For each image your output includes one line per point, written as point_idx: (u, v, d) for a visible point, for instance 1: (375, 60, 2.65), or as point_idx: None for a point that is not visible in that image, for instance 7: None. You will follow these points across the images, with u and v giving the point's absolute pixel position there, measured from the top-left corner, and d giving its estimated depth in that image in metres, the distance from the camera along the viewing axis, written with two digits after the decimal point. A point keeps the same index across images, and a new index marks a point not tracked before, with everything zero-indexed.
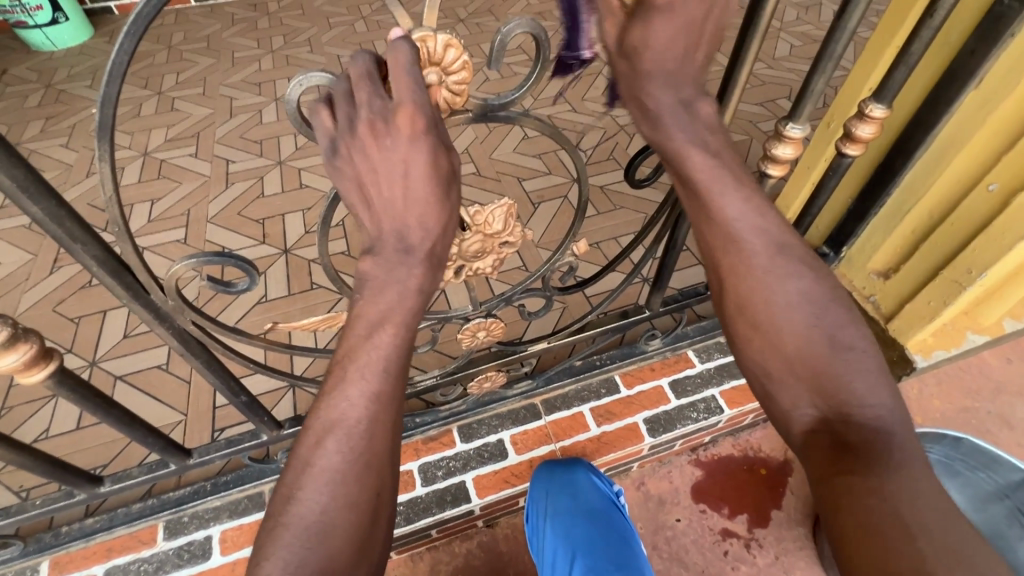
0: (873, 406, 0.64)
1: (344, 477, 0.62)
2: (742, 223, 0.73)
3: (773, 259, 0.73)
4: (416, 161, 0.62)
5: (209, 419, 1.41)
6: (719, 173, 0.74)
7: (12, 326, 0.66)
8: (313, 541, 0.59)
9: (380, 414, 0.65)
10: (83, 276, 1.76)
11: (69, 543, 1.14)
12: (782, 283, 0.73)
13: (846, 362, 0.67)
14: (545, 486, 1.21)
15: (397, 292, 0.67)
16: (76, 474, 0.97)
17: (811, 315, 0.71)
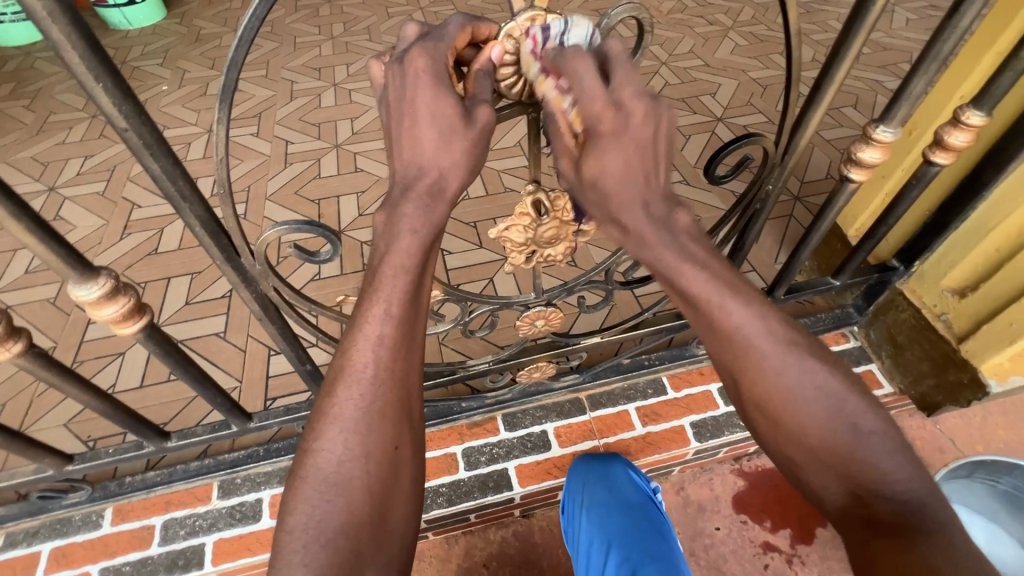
0: (892, 486, 0.62)
1: (358, 428, 0.60)
2: (710, 282, 0.65)
3: (760, 327, 0.65)
4: (422, 98, 0.60)
5: (262, 387, 1.46)
6: (665, 239, 0.66)
7: (115, 279, 0.70)
8: (331, 494, 0.58)
9: (391, 364, 0.62)
10: (150, 243, 1.85)
11: (131, 493, 1.19)
12: (781, 353, 0.66)
13: (857, 436, 0.64)
14: (580, 477, 1.15)
15: (387, 261, 0.63)
16: (147, 427, 1.02)
17: (815, 388, 0.65)
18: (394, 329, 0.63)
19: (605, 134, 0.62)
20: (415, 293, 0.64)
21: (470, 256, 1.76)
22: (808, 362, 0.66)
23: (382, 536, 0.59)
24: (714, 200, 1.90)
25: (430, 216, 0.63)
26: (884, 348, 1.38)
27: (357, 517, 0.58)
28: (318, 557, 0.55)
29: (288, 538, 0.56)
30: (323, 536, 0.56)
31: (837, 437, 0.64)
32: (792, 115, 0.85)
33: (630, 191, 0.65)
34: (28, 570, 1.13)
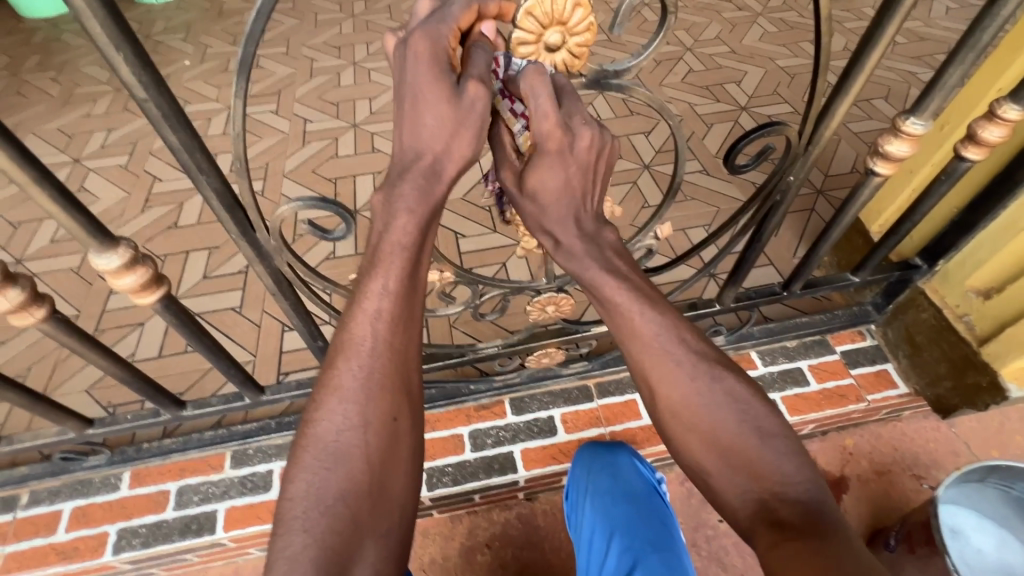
0: (790, 487, 0.60)
1: (357, 399, 0.61)
2: (626, 290, 0.69)
3: (671, 335, 0.68)
4: (419, 83, 0.60)
5: (276, 362, 1.49)
6: (590, 252, 0.71)
7: (134, 249, 0.71)
8: (329, 463, 0.59)
9: (392, 340, 0.63)
10: (170, 217, 1.88)
11: (148, 459, 1.23)
12: (687, 360, 0.68)
13: (764, 438, 0.63)
14: (585, 467, 1.18)
15: (384, 240, 0.64)
16: (164, 395, 1.05)
17: (721, 393, 0.66)
18: (392, 304, 0.63)
19: (551, 151, 0.66)
20: (414, 270, 0.64)
21: (484, 240, 1.76)
22: (712, 370, 0.68)
23: (380, 508, 0.59)
24: (734, 191, 1.87)
25: (427, 194, 0.63)
26: (901, 348, 1.35)
27: (355, 485, 0.59)
28: (319, 522, 0.56)
29: (289, 504, 0.57)
30: (323, 503, 0.57)
31: (743, 440, 0.64)
32: (817, 104, 0.82)
33: (567, 203, 0.70)
34: (50, 527, 1.18)
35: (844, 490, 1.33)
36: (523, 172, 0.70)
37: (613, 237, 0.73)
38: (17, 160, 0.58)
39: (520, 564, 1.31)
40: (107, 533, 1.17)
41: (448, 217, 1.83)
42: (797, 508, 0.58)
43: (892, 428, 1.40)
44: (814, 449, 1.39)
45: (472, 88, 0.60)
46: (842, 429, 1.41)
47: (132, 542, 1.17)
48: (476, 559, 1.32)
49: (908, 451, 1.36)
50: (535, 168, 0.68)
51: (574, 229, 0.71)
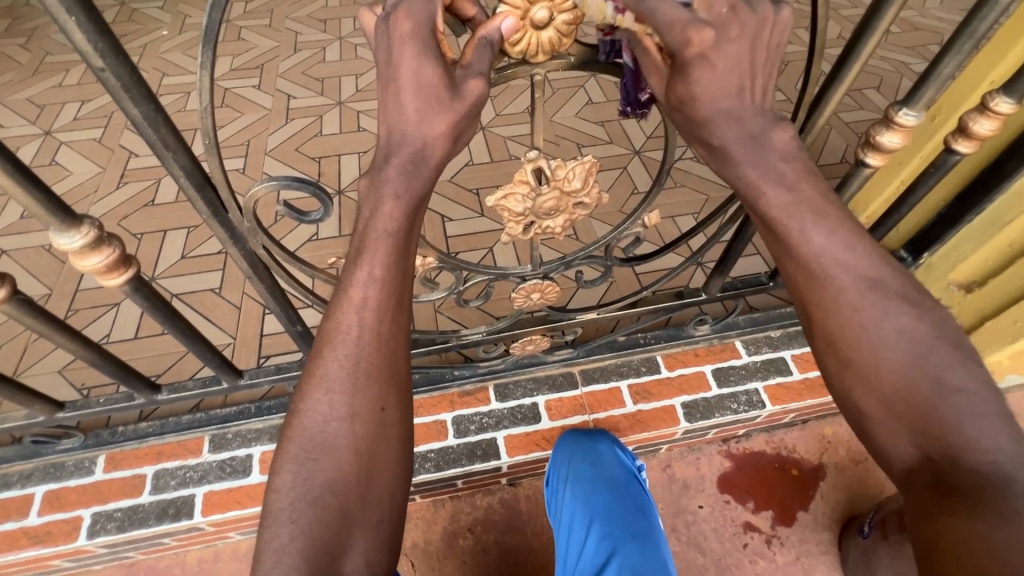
0: (970, 448, 0.56)
1: (343, 388, 0.60)
2: (786, 198, 0.63)
3: (843, 266, 0.63)
4: (404, 63, 0.56)
5: (256, 345, 1.46)
6: (754, 154, 0.63)
7: (99, 229, 0.68)
8: (316, 453, 0.58)
9: (380, 326, 0.61)
10: (147, 193, 1.82)
11: (123, 443, 1.21)
12: (867, 291, 0.62)
13: (945, 387, 0.58)
14: (566, 453, 1.16)
15: (371, 227, 0.61)
16: (138, 378, 1.02)
17: (896, 331, 0.61)
18: (379, 292, 0.61)
19: (691, 50, 0.57)
20: (404, 258, 0.62)
21: (471, 224, 1.73)
22: (886, 300, 0.62)
23: (368, 499, 0.58)
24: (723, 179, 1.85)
25: (412, 183, 0.60)
26: None
27: (343, 476, 0.58)
28: (305, 514, 0.55)
29: (274, 496, 0.56)
30: (310, 494, 0.56)
31: (917, 384, 0.59)
32: (811, 92, 0.80)
33: (728, 101, 0.60)
34: (22, 511, 1.15)
35: (822, 477, 1.39)
36: (670, 77, 0.61)
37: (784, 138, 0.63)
38: None
39: (501, 549, 1.32)
40: (81, 518, 1.15)
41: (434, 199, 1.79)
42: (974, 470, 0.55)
43: None
44: (793, 438, 1.44)
45: (465, 78, 0.58)
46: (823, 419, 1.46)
47: (107, 526, 1.15)
48: (458, 543, 1.32)
49: None
50: (682, 72, 0.59)
51: (738, 130, 0.62)
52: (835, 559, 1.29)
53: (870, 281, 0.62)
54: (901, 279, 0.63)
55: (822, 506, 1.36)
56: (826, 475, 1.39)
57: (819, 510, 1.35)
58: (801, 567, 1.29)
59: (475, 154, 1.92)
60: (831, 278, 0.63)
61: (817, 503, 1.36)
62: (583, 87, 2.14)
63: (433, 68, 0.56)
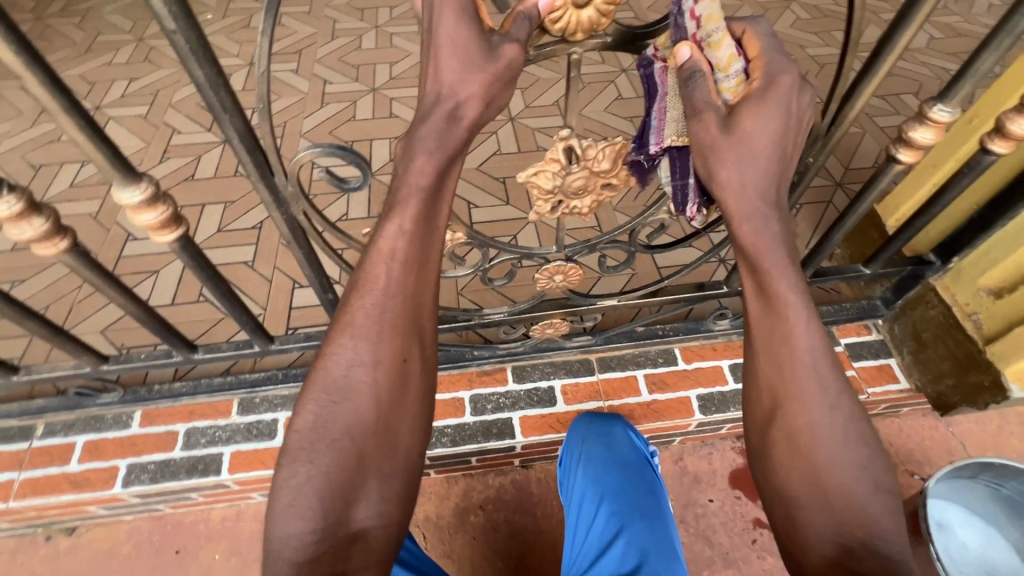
0: (880, 538, 0.61)
1: (369, 337, 0.63)
2: (793, 285, 0.65)
3: (821, 363, 0.66)
4: (445, 28, 0.60)
5: (285, 317, 1.52)
6: (768, 225, 0.67)
7: (156, 187, 0.73)
8: (338, 397, 0.62)
9: (406, 283, 0.65)
10: (188, 169, 1.90)
11: (158, 400, 1.27)
12: (836, 391, 0.66)
13: (874, 489, 0.63)
14: (581, 432, 1.20)
15: (401, 183, 0.64)
16: (176, 336, 1.07)
17: (853, 430, 0.65)
18: (407, 248, 0.64)
19: (767, 100, 0.66)
20: (430, 215, 0.65)
21: (497, 212, 1.76)
22: (847, 403, 0.66)
23: (385, 446, 0.62)
24: None
25: (448, 139, 0.63)
26: (906, 345, 1.34)
27: (363, 420, 0.62)
28: (324, 454, 0.59)
29: (298, 435, 0.60)
30: (331, 436, 0.60)
31: (846, 482, 0.63)
32: (843, 84, 0.80)
33: (764, 161, 0.67)
34: (64, 457, 1.23)
35: None
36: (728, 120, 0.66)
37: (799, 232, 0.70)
38: (44, 86, 0.60)
39: (511, 528, 1.35)
40: (117, 468, 1.22)
41: (461, 186, 1.83)
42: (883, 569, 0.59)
43: (890, 424, 1.45)
44: None
45: (502, 44, 0.61)
46: None
47: (141, 477, 1.21)
48: (469, 520, 1.36)
49: (903, 446, 1.42)
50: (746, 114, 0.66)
51: (756, 187, 0.67)
52: None
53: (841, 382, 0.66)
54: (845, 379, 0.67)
55: None
56: None
57: None
58: None
59: (503, 143, 1.95)
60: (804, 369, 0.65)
61: None
62: (614, 82, 2.15)
63: (478, 39, 0.61)
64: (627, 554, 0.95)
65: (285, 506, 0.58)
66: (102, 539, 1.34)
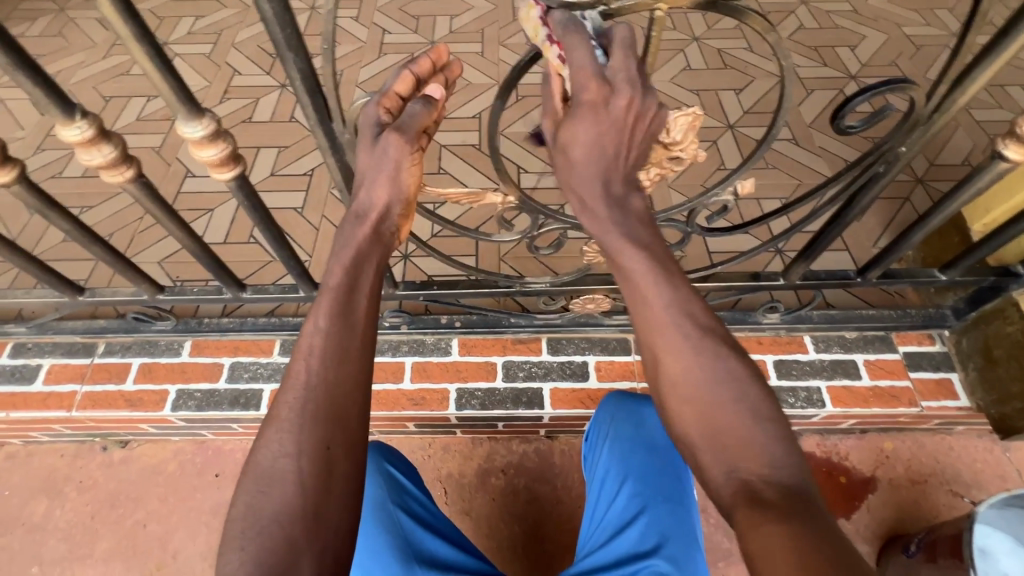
0: (775, 471, 0.51)
1: (293, 425, 0.56)
2: (645, 261, 0.63)
3: (678, 315, 0.60)
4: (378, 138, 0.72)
5: (330, 265, 1.55)
6: (616, 221, 0.66)
7: (217, 123, 0.73)
8: (264, 487, 0.53)
9: (333, 368, 0.59)
10: (246, 111, 1.93)
11: (207, 332, 1.33)
12: (694, 335, 0.59)
13: (758, 419, 0.54)
14: (610, 411, 1.16)
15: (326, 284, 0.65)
16: (228, 274, 1.11)
17: (722, 370, 0.57)
18: (325, 336, 0.60)
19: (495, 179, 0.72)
20: (356, 303, 0.64)
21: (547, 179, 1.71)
22: (714, 344, 0.59)
23: (317, 538, 0.52)
24: (822, 167, 1.72)
25: (372, 249, 0.69)
26: (973, 360, 1.26)
27: (291, 510, 0.53)
28: (253, 542, 0.51)
29: (227, 525, 0.52)
30: (259, 523, 0.52)
31: (732, 419, 0.55)
32: (958, 64, 0.71)
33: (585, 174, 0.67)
34: (121, 377, 1.31)
35: (871, 490, 1.33)
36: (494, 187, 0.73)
37: (640, 207, 0.68)
38: (119, 12, 0.59)
39: (530, 495, 1.37)
40: (167, 392, 1.30)
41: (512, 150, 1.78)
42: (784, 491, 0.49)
43: (941, 442, 1.37)
44: (848, 445, 1.38)
45: None
46: (883, 432, 1.39)
47: (187, 403, 1.28)
48: (489, 481, 1.38)
49: (949, 465, 1.35)
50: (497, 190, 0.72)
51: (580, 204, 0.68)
52: None
53: (700, 327, 0.60)
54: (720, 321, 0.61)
55: (866, 518, 1.31)
56: (875, 489, 1.33)
57: (861, 522, 1.30)
58: None
59: None
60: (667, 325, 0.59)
61: (860, 514, 1.31)
62: (683, 51, 2.02)
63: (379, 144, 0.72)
64: (646, 535, 0.94)
65: None
66: (150, 455, 1.44)
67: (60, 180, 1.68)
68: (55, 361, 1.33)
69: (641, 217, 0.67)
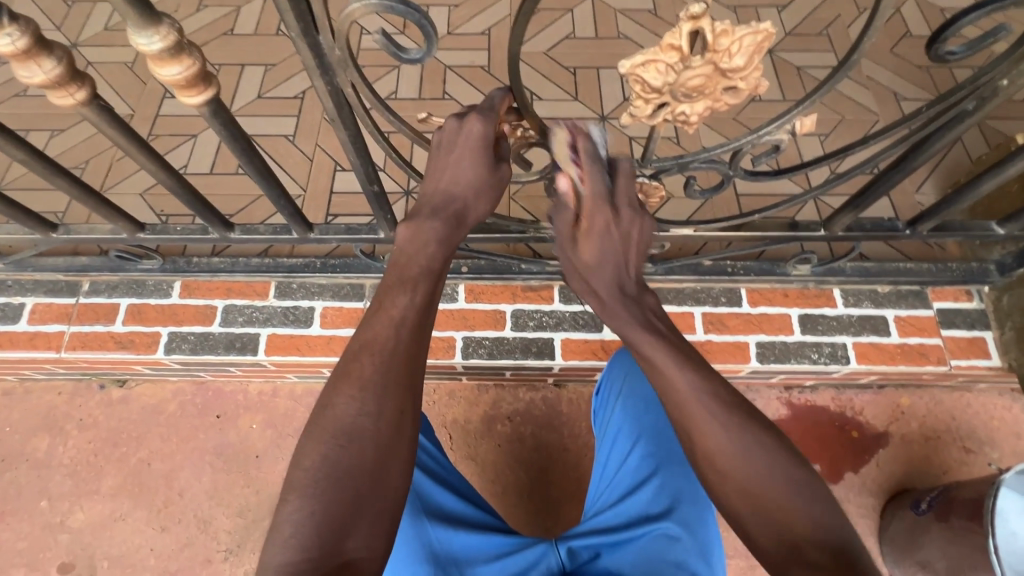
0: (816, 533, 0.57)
1: (373, 388, 0.61)
2: (662, 350, 0.66)
3: (706, 397, 0.64)
4: (468, 143, 0.74)
5: (325, 201, 1.43)
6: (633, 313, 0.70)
7: (178, 33, 0.59)
8: (344, 441, 0.59)
9: (412, 344, 0.64)
10: (227, 21, 1.71)
11: (197, 273, 1.25)
12: (718, 410, 0.63)
13: (790, 487, 0.60)
14: (624, 366, 1.10)
15: (413, 264, 0.68)
16: (213, 213, 1.01)
17: (751, 440, 0.62)
18: (416, 314, 0.65)
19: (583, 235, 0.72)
20: (439, 292, 0.68)
21: (563, 109, 1.55)
22: (740, 420, 0.63)
23: (376, 495, 0.58)
24: (868, 101, 1.55)
25: (451, 234, 0.72)
26: (1012, 319, 1.19)
27: (363, 468, 0.58)
28: (325, 493, 0.57)
29: (300, 473, 0.58)
30: (333, 476, 0.57)
31: (773, 492, 0.60)
32: None
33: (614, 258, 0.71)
34: (109, 317, 1.25)
35: (882, 445, 1.30)
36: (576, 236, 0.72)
37: (656, 304, 0.72)
38: None
39: (536, 442, 1.35)
40: (159, 334, 1.24)
41: (526, 73, 1.60)
42: (831, 553, 0.55)
43: (959, 399, 1.32)
44: (864, 401, 1.33)
45: None
46: (902, 388, 1.34)
47: (181, 346, 1.23)
48: (495, 428, 1.36)
49: (966, 423, 1.30)
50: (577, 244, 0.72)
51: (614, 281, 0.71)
52: (872, 523, 1.25)
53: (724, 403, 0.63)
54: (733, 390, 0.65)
55: (875, 472, 1.29)
56: (888, 444, 1.30)
57: (869, 476, 1.28)
58: None
59: (579, 26, 1.67)
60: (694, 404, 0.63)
61: (869, 469, 1.29)
62: None
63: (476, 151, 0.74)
64: (658, 497, 0.91)
65: (276, 543, 0.55)
66: (149, 395, 1.41)
67: (25, 99, 1.52)
68: (39, 300, 1.25)
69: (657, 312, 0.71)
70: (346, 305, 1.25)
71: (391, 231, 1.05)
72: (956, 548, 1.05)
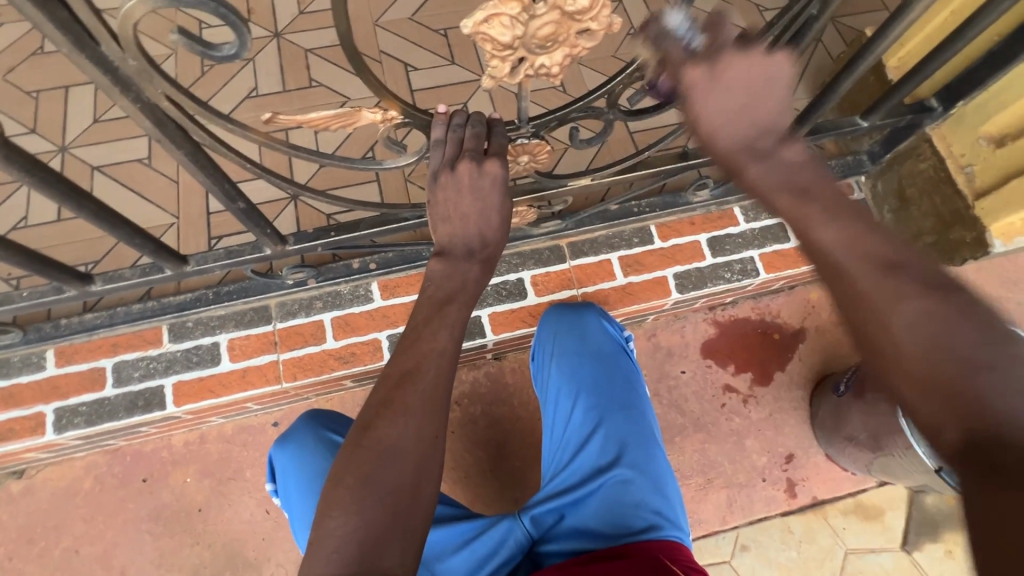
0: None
1: (416, 411, 0.61)
2: (790, 199, 0.62)
3: (857, 255, 0.57)
4: (451, 188, 0.73)
5: (204, 225, 1.29)
6: (772, 168, 0.64)
7: None
8: (385, 462, 0.59)
9: (449, 366, 0.65)
10: (32, 39, 1.46)
11: (71, 336, 1.11)
12: (881, 274, 0.56)
13: (975, 350, 0.49)
14: (551, 327, 1.10)
15: (454, 301, 0.70)
16: (60, 270, 0.88)
17: (915, 313, 0.53)
18: (453, 344, 0.67)
19: (732, 48, 0.63)
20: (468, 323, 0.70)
21: (442, 75, 1.46)
22: (897, 286, 0.54)
23: (414, 509, 0.58)
24: (735, 17, 1.58)
25: (484, 277, 0.75)
26: (887, 203, 1.30)
27: (404, 485, 0.58)
28: (371, 505, 0.57)
29: (342, 488, 0.58)
30: (377, 492, 0.57)
31: (940, 367, 0.50)
32: None
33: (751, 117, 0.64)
34: None
35: (801, 340, 1.40)
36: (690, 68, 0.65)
37: (793, 153, 0.65)
38: None
39: (488, 419, 1.34)
40: (44, 414, 1.09)
41: (395, 44, 1.50)
42: None
43: None
44: (779, 304, 1.42)
45: None
46: (808, 284, 1.44)
47: (74, 421, 1.09)
48: None
49: None
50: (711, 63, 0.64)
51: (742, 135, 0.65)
52: (804, 413, 1.36)
53: (884, 266, 0.56)
54: (884, 250, 0.57)
55: (799, 367, 1.39)
56: (806, 338, 1.41)
57: (794, 371, 1.38)
58: (773, 422, 1.35)
59: None
60: (850, 267, 0.57)
61: (793, 365, 1.39)
62: None
63: (458, 189, 0.73)
64: (606, 448, 0.93)
65: (321, 556, 0.55)
66: (56, 479, 1.26)
67: None
68: None
69: (797, 162, 0.64)
70: (254, 331, 1.15)
71: (276, 245, 0.96)
72: (873, 418, 1.15)
